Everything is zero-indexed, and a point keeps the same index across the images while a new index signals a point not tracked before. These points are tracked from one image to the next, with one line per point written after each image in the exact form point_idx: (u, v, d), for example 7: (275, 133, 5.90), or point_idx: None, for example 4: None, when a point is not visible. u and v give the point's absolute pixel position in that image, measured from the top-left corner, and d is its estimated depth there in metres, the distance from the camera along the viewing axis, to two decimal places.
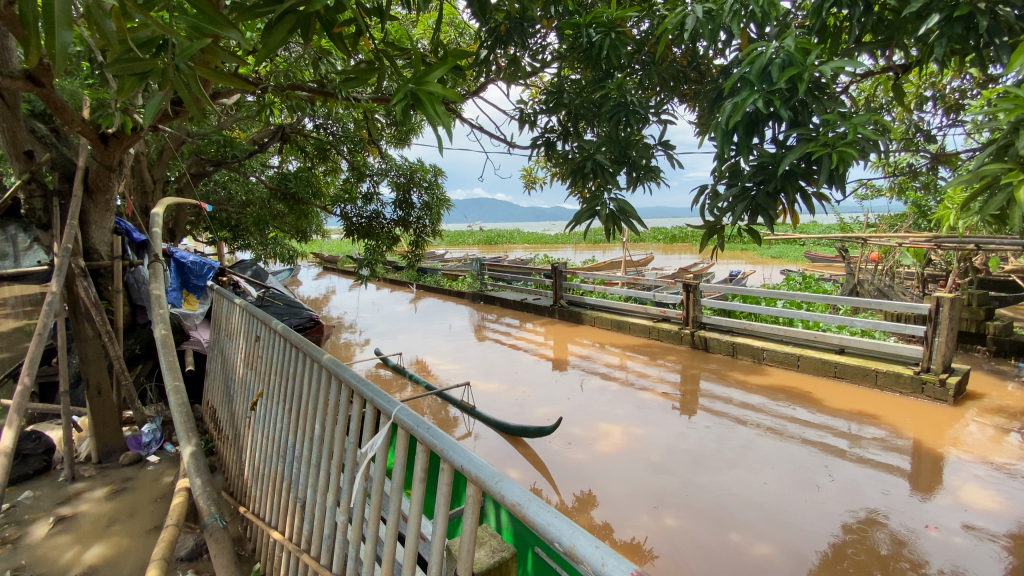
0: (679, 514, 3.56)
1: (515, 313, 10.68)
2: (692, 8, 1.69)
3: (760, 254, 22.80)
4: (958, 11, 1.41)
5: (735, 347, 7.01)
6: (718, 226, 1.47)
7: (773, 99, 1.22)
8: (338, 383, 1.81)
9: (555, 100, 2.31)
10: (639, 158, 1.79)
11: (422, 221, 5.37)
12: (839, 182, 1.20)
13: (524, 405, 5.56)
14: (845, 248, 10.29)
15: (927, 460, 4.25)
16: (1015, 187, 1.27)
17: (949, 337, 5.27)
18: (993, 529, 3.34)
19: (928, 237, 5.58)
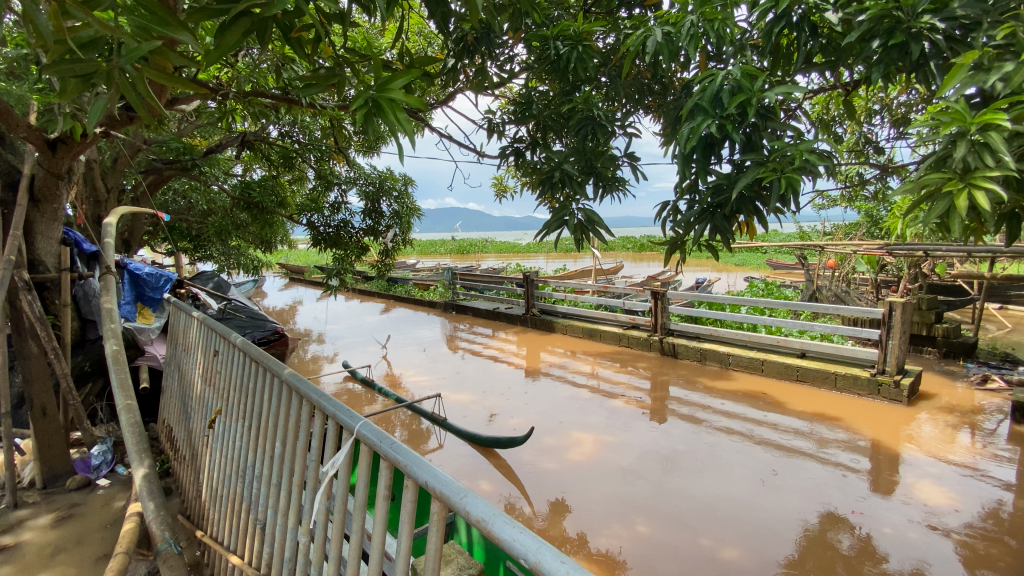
0: (651, 520, 3.57)
1: (487, 322, 10.63)
2: (652, 32, 1.81)
3: (725, 262, 23.50)
4: (893, 40, 1.50)
5: (703, 353, 7.14)
6: (680, 240, 1.51)
7: (726, 125, 1.30)
8: (299, 398, 1.75)
9: (524, 110, 2.36)
10: (606, 170, 1.81)
11: (391, 230, 5.33)
12: (791, 202, 1.26)
13: (495, 416, 5.50)
14: (804, 255, 10.67)
15: (884, 459, 4.41)
16: (954, 195, 1.36)
17: (902, 340, 5.51)
18: (946, 523, 3.48)
19: (879, 244, 5.85)
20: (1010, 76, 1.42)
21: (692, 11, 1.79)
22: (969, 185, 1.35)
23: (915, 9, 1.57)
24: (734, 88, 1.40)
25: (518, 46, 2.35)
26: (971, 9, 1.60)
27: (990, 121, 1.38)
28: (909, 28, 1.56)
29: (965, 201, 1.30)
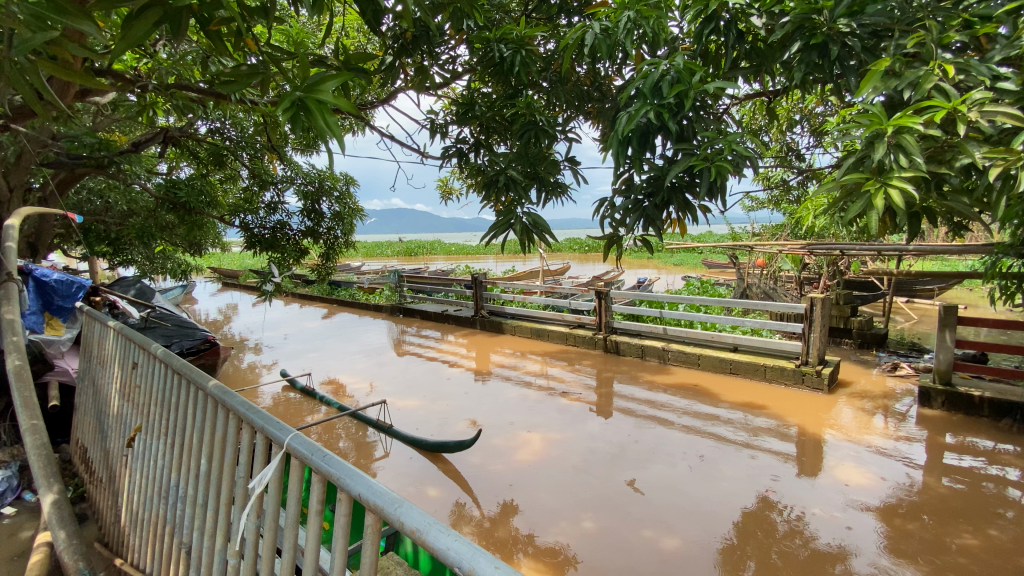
0: (598, 516, 3.64)
1: (435, 325, 10.49)
2: (592, 27, 1.94)
3: (665, 262, 24.46)
4: (813, 39, 1.63)
5: (645, 350, 7.38)
6: (616, 236, 1.56)
7: (663, 112, 1.38)
8: (225, 412, 1.65)
9: (467, 111, 2.43)
10: (548, 175, 1.87)
11: (333, 231, 5.18)
12: (718, 192, 1.36)
13: (442, 420, 5.44)
14: (735, 255, 11.28)
15: (809, 444, 4.73)
16: (873, 194, 1.46)
17: (822, 332, 5.94)
18: (864, 501, 3.77)
19: (802, 244, 6.28)
20: (920, 81, 1.58)
21: (627, 9, 1.94)
22: (886, 184, 1.46)
23: (834, 13, 1.68)
24: (675, 79, 1.48)
25: (461, 47, 2.41)
26: (881, 18, 1.72)
27: (904, 124, 1.51)
28: (827, 31, 1.69)
29: (885, 199, 1.41)
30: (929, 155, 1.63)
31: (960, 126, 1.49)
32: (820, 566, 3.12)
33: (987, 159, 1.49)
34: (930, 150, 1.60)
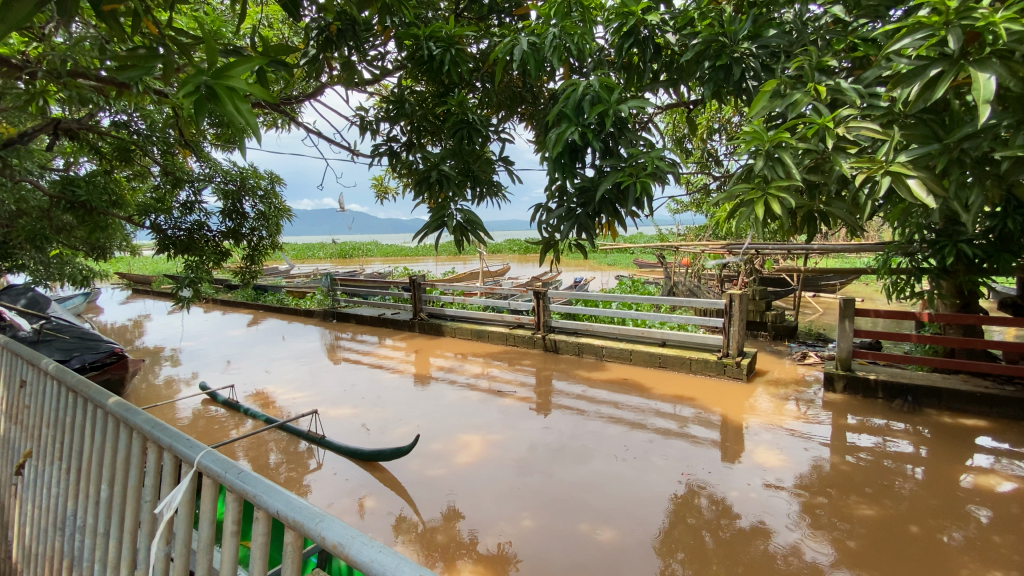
0: (537, 513, 3.68)
1: (371, 329, 10.20)
2: (519, 41, 2.08)
3: (600, 262, 25.25)
4: (719, 60, 1.91)
5: (581, 348, 7.56)
6: (551, 239, 1.76)
7: (587, 131, 1.56)
8: (129, 431, 1.51)
9: (397, 108, 2.55)
10: (481, 172, 2.21)
11: (257, 232, 5.00)
12: (644, 201, 1.59)
13: (378, 427, 5.28)
14: (663, 254, 11.85)
15: (731, 431, 5.05)
16: (755, 203, 1.77)
17: (741, 326, 6.38)
18: (780, 481, 4.07)
19: (722, 244, 6.71)
20: (797, 103, 1.86)
21: (554, 23, 2.14)
22: (768, 195, 1.75)
23: (735, 37, 1.99)
24: (593, 98, 1.62)
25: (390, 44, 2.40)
26: (779, 42, 2.07)
27: (779, 140, 1.81)
28: (730, 53, 1.98)
29: (766, 207, 1.70)
30: (811, 166, 1.92)
31: (829, 141, 1.78)
32: (744, 545, 3.34)
33: (855, 168, 1.72)
34: (810, 162, 1.89)
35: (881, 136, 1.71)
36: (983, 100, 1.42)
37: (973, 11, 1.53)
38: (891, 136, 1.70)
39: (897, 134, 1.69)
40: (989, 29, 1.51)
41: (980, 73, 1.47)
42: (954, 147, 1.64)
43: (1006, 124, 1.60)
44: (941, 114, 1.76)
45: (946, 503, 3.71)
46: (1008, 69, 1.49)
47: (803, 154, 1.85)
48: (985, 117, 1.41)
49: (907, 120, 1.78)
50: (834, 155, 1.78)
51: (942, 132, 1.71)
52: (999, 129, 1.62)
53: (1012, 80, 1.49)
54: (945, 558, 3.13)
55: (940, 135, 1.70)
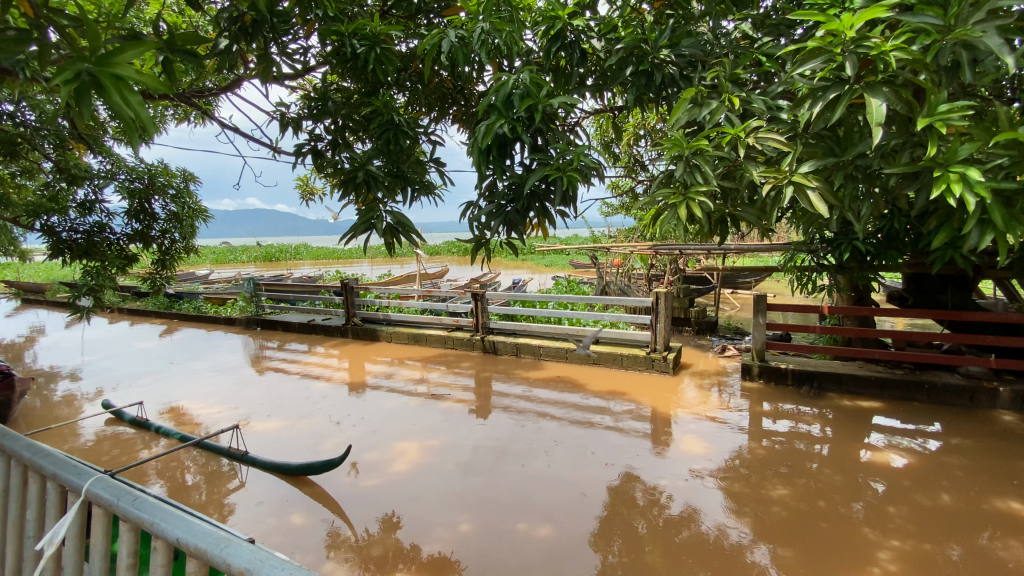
0: (474, 517, 3.65)
1: (300, 336, 9.72)
2: (447, 34, 2.09)
3: (537, 263, 25.65)
4: (642, 67, 2.03)
5: (518, 348, 7.62)
6: (484, 237, 1.93)
7: (515, 124, 1.74)
8: (5, 459, 1.33)
9: (319, 106, 2.45)
10: (413, 173, 2.23)
11: (168, 235, 4.58)
12: (569, 197, 1.78)
13: (307, 440, 5.02)
14: (596, 255, 12.22)
15: (661, 422, 5.28)
16: (676, 206, 1.90)
17: (667, 322, 6.70)
18: (704, 469, 4.30)
19: (648, 244, 7.03)
20: (714, 111, 2.00)
21: (481, 19, 2.16)
22: (688, 199, 1.89)
23: (656, 44, 2.09)
24: (524, 92, 1.84)
25: (315, 37, 2.33)
26: (694, 50, 2.22)
27: (699, 146, 1.95)
28: (652, 59, 2.09)
29: (684, 211, 1.84)
30: (725, 174, 2.06)
31: (740, 149, 1.92)
32: (673, 532, 3.48)
33: (764, 177, 1.88)
34: (723, 170, 2.02)
35: (785, 146, 1.86)
36: (874, 123, 1.57)
37: (866, 39, 1.67)
38: (794, 149, 1.86)
39: (799, 147, 1.84)
40: (880, 57, 1.64)
41: (873, 98, 1.62)
42: (848, 163, 1.83)
43: (894, 143, 1.79)
44: (837, 131, 1.92)
45: (847, 479, 4.07)
46: (895, 94, 1.66)
47: (718, 162, 1.98)
48: (876, 140, 1.57)
49: (808, 136, 1.94)
50: (745, 164, 1.93)
51: (838, 148, 1.88)
52: (888, 148, 1.80)
53: (898, 104, 1.66)
54: (847, 530, 3.43)
55: (837, 151, 1.87)
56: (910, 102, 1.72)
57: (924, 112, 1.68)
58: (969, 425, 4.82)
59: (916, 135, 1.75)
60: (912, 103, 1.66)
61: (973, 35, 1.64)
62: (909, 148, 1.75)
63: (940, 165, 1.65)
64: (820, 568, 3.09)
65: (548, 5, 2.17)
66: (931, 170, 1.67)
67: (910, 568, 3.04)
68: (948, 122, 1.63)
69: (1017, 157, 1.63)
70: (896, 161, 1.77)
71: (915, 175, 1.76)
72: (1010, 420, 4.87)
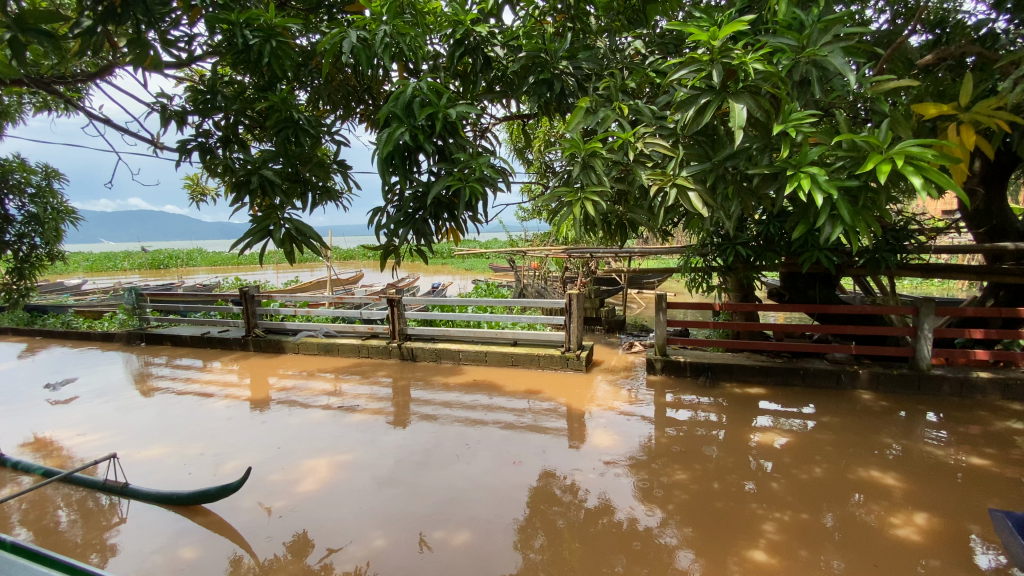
0: (389, 531, 3.53)
1: (195, 350, 8.88)
2: (348, 34, 2.01)
3: (457, 268, 25.53)
4: (542, 76, 2.15)
5: (436, 353, 7.51)
6: (392, 245, 1.89)
7: (417, 133, 1.76)
8: None
9: (207, 99, 2.26)
10: (312, 176, 2.14)
11: (26, 240, 4.13)
12: (473, 204, 1.81)
13: (201, 465, 4.59)
14: (514, 258, 12.40)
15: (576, 419, 5.45)
16: (573, 204, 1.99)
17: (580, 322, 6.96)
18: (616, 461, 4.50)
19: (562, 247, 7.25)
20: (606, 119, 2.14)
21: (385, 20, 2.11)
22: (585, 198, 1.99)
23: (555, 55, 2.24)
24: (423, 100, 1.86)
25: (201, 26, 2.16)
26: (591, 64, 2.35)
27: (593, 149, 2.06)
28: (551, 69, 2.22)
29: (581, 211, 1.94)
30: (619, 177, 2.17)
31: (631, 152, 2.05)
32: (588, 525, 3.59)
33: (651, 179, 2.01)
34: (616, 173, 2.13)
35: (669, 152, 2.01)
36: (738, 126, 1.77)
37: (730, 52, 1.87)
38: (676, 154, 2.02)
39: (681, 152, 2.01)
40: (741, 67, 1.84)
41: (736, 104, 1.82)
42: (720, 166, 1.99)
43: (755, 147, 2.00)
44: (710, 136, 2.12)
45: (739, 461, 4.45)
46: (755, 102, 1.87)
47: (611, 166, 2.09)
48: (739, 140, 1.77)
49: (686, 141, 2.12)
50: (634, 167, 2.05)
51: (711, 151, 2.07)
52: (751, 151, 2.01)
53: (758, 111, 1.86)
54: (739, 507, 3.74)
55: (711, 154, 2.06)
56: (768, 111, 1.93)
57: (780, 120, 1.89)
58: (837, 405, 5.48)
59: (773, 141, 1.97)
60: (770, 110, 1.88)
61: (821, 53, 1.89)
62: (768, 152, 1.97)
63: (792, 166, 1.86)
64: (718, 545, 3.34)
65: (452, 10, 2.20)
66: (785, 171, 1.87)
67: (792, 537, 3.38)
68: (799, 129, 1.85)
69: (856, 159, 1.89)
70: (758, 162, 1.97)
71: (774, 176, 1.96)
72: (868, 399, 5.59)
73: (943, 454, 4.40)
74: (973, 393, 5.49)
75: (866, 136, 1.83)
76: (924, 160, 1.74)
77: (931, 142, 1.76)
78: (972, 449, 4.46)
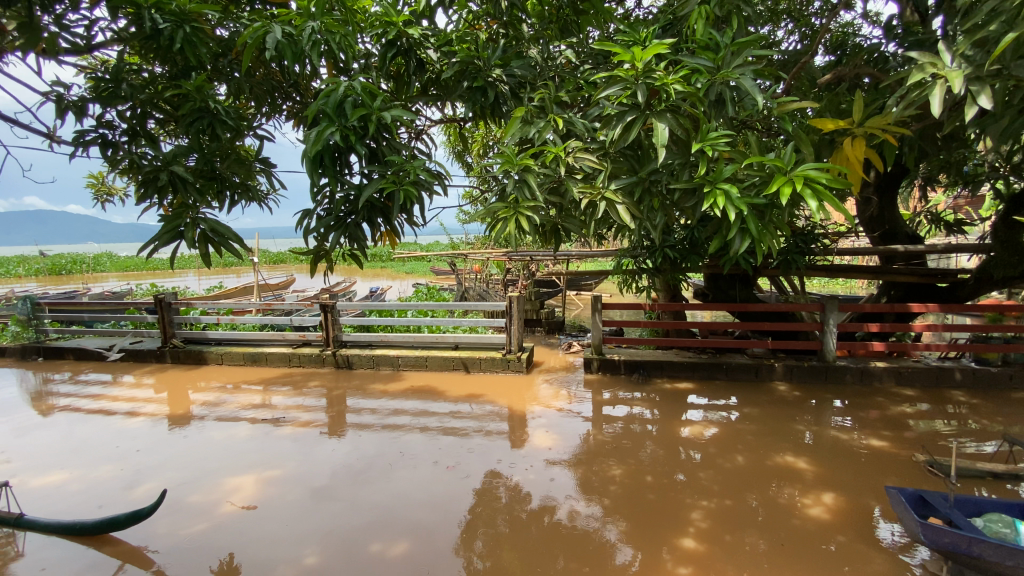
0: (322, 547, 3.40)
1: (104, 364, 8.12)
2: (272, 28, 1.92)
3: (397, 271, 24.99)
4: (475, 81, 2.17)
5: (374, 360, 7.32)
6: (322, 249, 1.82)
7: (348, 134, 1.71)
8: None
9: (110, 88, 2.08)
10: (231, 174, 2.02)
11: None
12: (407, 207, 1.79)
13: (111, 490, 4.20)
14: (454, 261, 12.32)
15: (517, 420, 5.49)
16: (508, 217, 2.05)
17: (520, 324, 7.03)
18: (554, 460, 4.58)
19: (503, 250, 7.29)
20: (542, 130, 2.17)
21: (312, 16, 2.03)
22: (520, 211, 2.05)
23: (488, 62, 2.26)
24: (356, 101, 1.83)
25: (104, 11, 1.99)
26: (524, 71, 2.39)
27: (526, 165, 2.12)
28: (485, 74, 2.25)
29: (515, 221, 1.98)
30: (552, 187, 2.22)
31: (562, 165, 2.12)
32: (527, 526, 3.63)
33: (582, 192, 2.09)
34: (549, 185, 2.19)
35: (598, 166, 2.10)
36: (660, 145, 1.87)
37: (652, 71, 1.97)
38: (605, 168, 2.10)
39: (609, 166, 2.10)
40: (663, 88, 1.95)
41: (660, 124, 1.93)
42: (645, 179, 2.10)
43: (676, 163, 2.11)
44: (636, 150, 2.21)
45: (670, 453, 4.66)
46: (676, 122, 1.99)
47: (545, 179, 2.15)
48: (661, 158, 1.87)
49: (614, 155, 2.21)
50: (566, 181, 2.12)
51: (638, 166, 2.17)
52: (672, 167, 2.11)
53: (678, 129, 1.98)
54: (669, 498, 3.92)
55: (637, 169, 2.16)
56: (688, 129, 2.05)
57: (699, 138, 2.00)
58: (757, 397, 5.87)
59: (692, 158, 2.08)
60: (689, 128, 2.00)
61: (733, 76, 2.02)
62: (687, 168, 2.07)
63: (710, 182, 1.98)
64: (650, 536, 3.48)
65: (382, 9, 2.17)
66: (703, 187, 1.99)
67: (717, 524, 3.58)
68: (714, 147, 1.96)
69: (764, 178, 2.05)
70: (678, 178, 2.08)
71: (692, 191, 2.07)
72: (784, 389, 6.04)
73: (847, 438, 4.83)
74: (873, 381, 6.07)
75: (772, 158, 1.98)
76: (819, 183, 1.91)
77: (826, 166, 1.93)
78: (871, 432, 4.93)
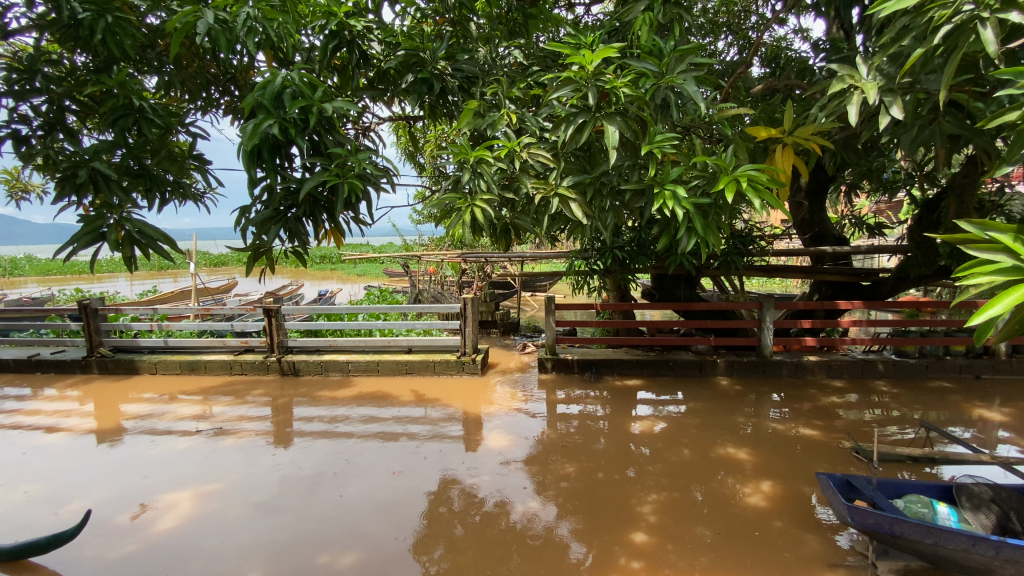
0: (266, 562, 3.27)
1: (21, 376, 7.46)
2: (204, 14, 1.83)
3: (348, 274, 24.33)
4: (421, 76, 2.16)
5: (323, 365, 7.10)
6: (262, 246, 1.75)
7: (286, 125, 1.66)
8: None
9: (21, 79, 1.93)
10: (162, 171, 1.91)
11: None
12: (352, 201, 1.76)
13: (27, 513, 3.87)
14: (408, 263, 12.13)
15: (471, 423, 5.48)
16: (463, 210, 2.05)
17: (474, 326, 7.01)
18: (508, 461, 4.60)
19: (458, 252, 7.24)
20: (495, 124, 2.21)
21: (248, 4, 1.95)
22: (474, 205, 2.06)
23: (433, 55, 2.25)
24: (296, 92, 1.78)
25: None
26: (471, 67, 2.40)
27: (481, 155, 2.12)
28: (431, 69, 2.24)
29: (467, 216, 1.98)
30: (505, 183, 2.24)
31: (516, 160, 2.16)
32: (480, 528, 3.63)
33: (536, 189, 2.13)
34: (504, 181, 2.20)
35: (551, 163, 2.13)
36: (610, 147, 1.91)
37: (601, 74, 2.01)
38: (557, 166, 2.15)
39: (561, 164, 2.14)
40: (613, 91, 2.00)
41: (609, 126, 1.97)
42: (597, 178, 2.17)
43: (626, 165, 2.17)
44: (587, 152, 2.27)
45: (620, 450, 4.78)
46: (625, 124, 2.05)
47: (498, 173, 2.16)
48: (612, 160, 1.91)
49: (566, 156, 2.26)
50: (519, 176, 2.14)
51: (589, 167, 2.24)
52: (622, 168, 2.17)
53: (627, 132, 2.04)
54: (619, 494, 4.02)
55: (589, 169, 2.23)
56: (636, 133, 2.12)
57: (647, 140, 2.07)
58: (702, 392, 6.12)
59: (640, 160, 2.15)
60: (638, 131, 2.07)
61: (677, 81, 2.10)
62: (637, 169, 2.14)
63: (658, 183, 2.05)
64: (601, 532, 3.56)
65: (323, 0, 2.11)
66: (652, 187, 2.06)
67: (664, 517, 3.71)
68: (661, 150, 2.03)
69: (708, 179, 2.14)
70: (629, 178, 2.14)
71: (642, 192, 2.14)
72: (726, 384, 6.32)
73: (784, 428, 5.11)
74: (806, 374, 6.45)
75: (715, 160, 2.07)
76: (758, 181, 2.01)
77: (763, 168, 2.03)
78: (805, 422, 5.24)
